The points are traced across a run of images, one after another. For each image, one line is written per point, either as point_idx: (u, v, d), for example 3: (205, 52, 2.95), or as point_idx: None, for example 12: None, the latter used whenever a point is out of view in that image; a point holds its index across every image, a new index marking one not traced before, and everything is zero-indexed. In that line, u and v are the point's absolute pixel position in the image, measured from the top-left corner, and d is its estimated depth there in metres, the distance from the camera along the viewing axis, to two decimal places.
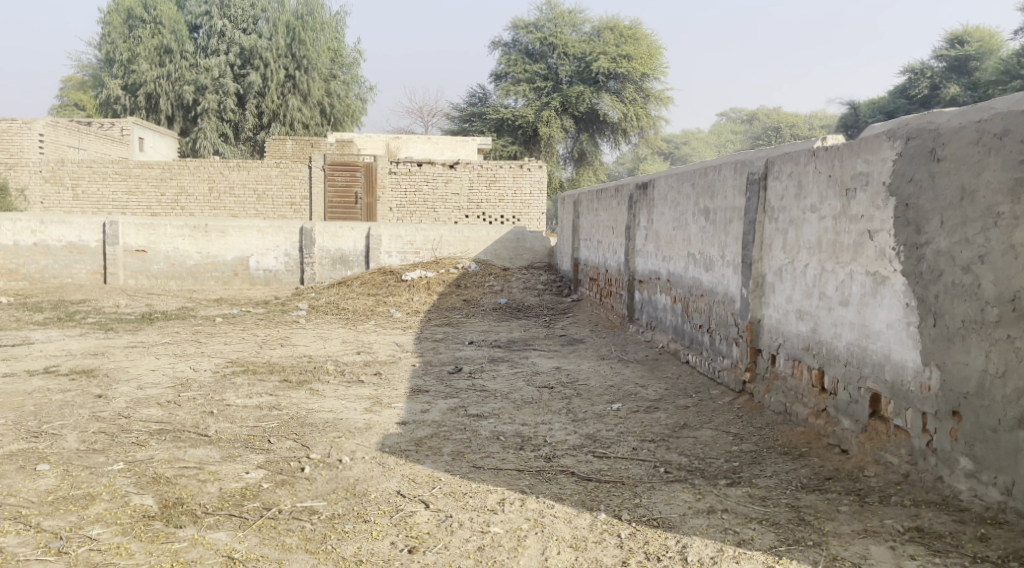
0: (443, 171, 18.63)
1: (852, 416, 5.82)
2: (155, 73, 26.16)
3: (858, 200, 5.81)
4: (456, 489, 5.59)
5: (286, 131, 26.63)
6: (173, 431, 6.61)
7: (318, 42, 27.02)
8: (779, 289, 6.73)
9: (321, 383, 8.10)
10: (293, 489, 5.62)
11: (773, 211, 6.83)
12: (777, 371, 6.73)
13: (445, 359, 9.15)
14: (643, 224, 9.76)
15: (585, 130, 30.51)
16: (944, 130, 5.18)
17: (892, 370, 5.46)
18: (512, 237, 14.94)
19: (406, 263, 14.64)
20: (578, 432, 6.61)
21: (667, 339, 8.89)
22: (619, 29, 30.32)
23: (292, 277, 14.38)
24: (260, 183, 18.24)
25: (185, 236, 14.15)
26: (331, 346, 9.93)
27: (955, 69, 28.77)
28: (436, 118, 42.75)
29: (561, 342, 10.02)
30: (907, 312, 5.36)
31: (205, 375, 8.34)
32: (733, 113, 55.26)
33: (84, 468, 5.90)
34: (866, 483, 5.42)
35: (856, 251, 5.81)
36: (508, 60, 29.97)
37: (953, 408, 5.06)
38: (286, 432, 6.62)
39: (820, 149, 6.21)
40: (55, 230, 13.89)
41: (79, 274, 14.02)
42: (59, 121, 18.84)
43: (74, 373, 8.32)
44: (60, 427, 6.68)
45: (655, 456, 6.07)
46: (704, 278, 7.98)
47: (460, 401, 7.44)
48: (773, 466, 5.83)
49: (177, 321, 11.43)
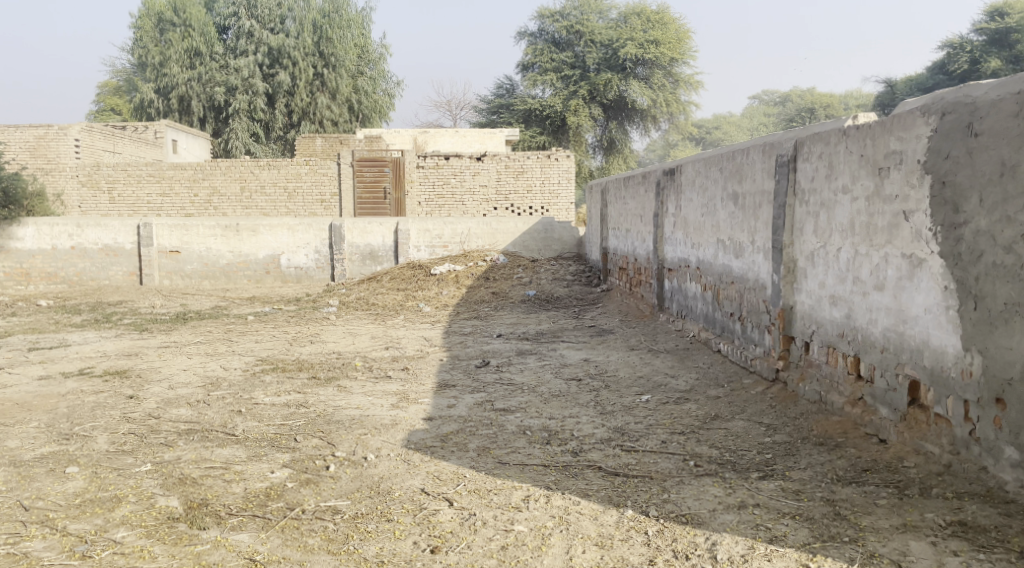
0: (471, 163, 18.51)
1: (890, 404, 5.62)
2: (186, 76, 26.25)
3: (891, 179, 5.59)
4: (481, 486, 5.47)
5: (315, 129, 26.65)
6: (201, 431, 6.54)
7: (345, 39, 26.98)
8: (811, 274, 6.53)
9: (349, 379, 8.02)
10: (318, 488, 5.53)
11: (804, 193, 6.63)
12: (812, 359, 6.53)
13: (473, 353, 9.02)
14: (671, 211, 9.57)
15: (614, 119, 30.28)
16: (982, 102, 4.95)
17: (931, 356, 5.26)
18: (540, 228, 14.79)
19: (435, 257, 14.52)
20: (606, 424, 6.46)
21: (698, 328, 8.70)
22: (646, 14, 30.04)
23: (323, 273, 14.31)
24: (290, 181, 18.21)
25: (217, 236, 14.15)
26: (360, 342, 9.85)
27: (996, 42, 28.11)
28: (465, 110, 42.23)
29: (590, 333, 9.87)
30: (946, 295, 5.15)
31: (235, 374, 8.27)
32: (765, 96, 54.86)
33: (112, 470, 5.84)
34: (905, 474, 5.22)
35: (891, 233, 5.61)
36: (535, 50, 29.82)
37: (996, 395, 4.85)
38: (313, 430, 6.53)
39: (851, 128, 6.01)
40: (91, 233, 13.95)
41: (116, 276, 14.07)
42: (94, 127, 18.84)
43: (107, 375, 8.30)
44: (91, 429, 6.65)
45: (684, 449, 5.91)
46: (734, 265, 7.80)
47: (487, 395, 7.32)
48: (808, 457, 5.64)
49: (209, 321, 11.35)
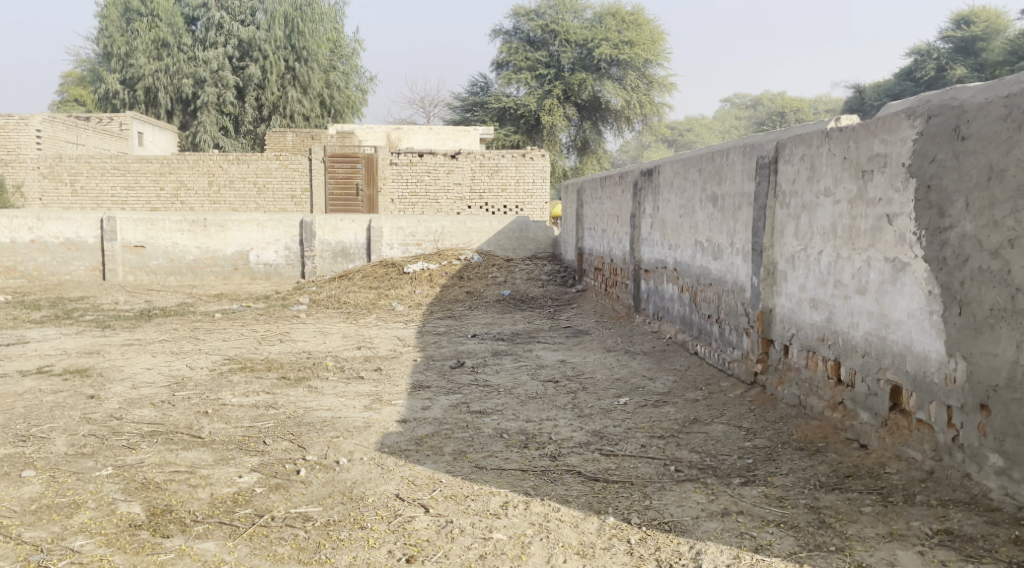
0: (445, 161, 18.37)
1: (871, 409, 5.57)
2: (153, 67, 25.88)
3: (875, 182, 5.54)
4: (457, 491, 5.35)
5: (286, 123, 26.42)
6: (165, 433, 6.38)
7: (318, 33, 26.68)
8: (791, 277, 6.47)
9: (319, 379, 7.88)
10: (288, 493, 5.38)
11: (784, 195, 6.57)
12: (791, 362, 6.47)
13: (447, 353, 8.90)
14: (648, 212, 9.49)
15: (588, 119, 30.23)
16: (969, 106, 4.90)
17: (914, 361, 5.21)
18: (515, 227, 14.70)
19: (408, 255, 14.38)
20: (584, 428, 6.37)
21: (675, 330, 8.63)
22: (620, 14, 30.04)
23: (293, 270, 14.11)
24: (260, 176, 17.93)
25: (184, 231, 13.88)
26: (331, 341, 9.69)
27: (962, 50, 28.56)
28: (438, 108, 42.10)
29: (566, 334, 9.77)
30: (930, 299, 5.10)
31: (202, 373, 8.09)
32: (736, 99, 55.30)
33: (71, 474, 5.66)
34: (889, 480, 5.16)
35: (874, 236, 5.55)
36: (510, 48, 29.67)
37: (981, 401, 4.80)
38: (283, 433, 6.37)
39: (834, 130, 5.95)
40: (52, 227, 13.67)
41: (78, 271, 13.82)
42: (56, 117, 18.56)
43: (67, 373, 8.08)
44: (49, 430, 6.44)
45: (664, 453, 5.82)
46: (712, 267, 7.73)
47: (462, 397, 7.20)
48: (789, 463, 5.57)
49: (176, 318, 11.15)
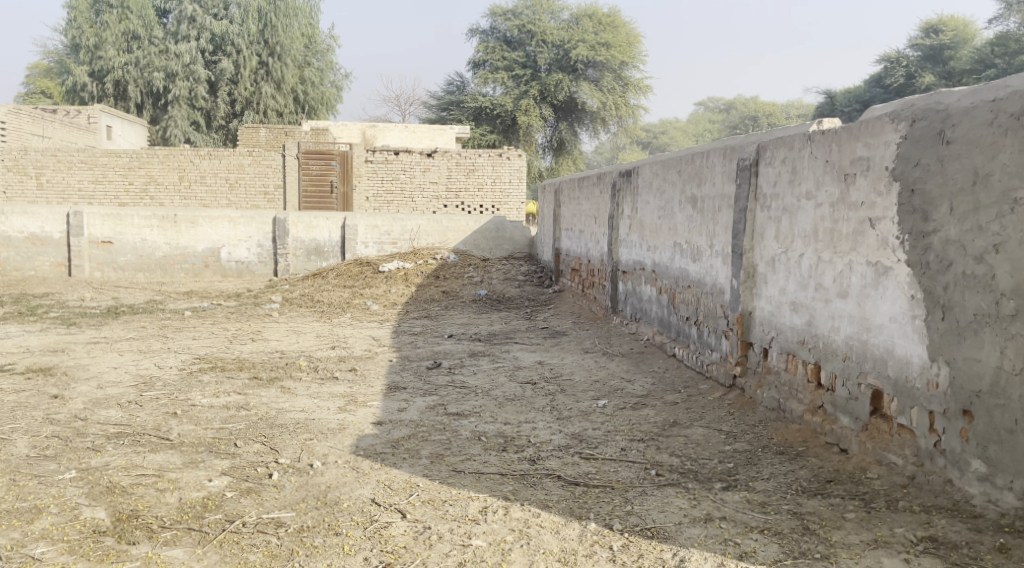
0: (421, 159, 18.30)
1: (852, 414, 5.53)
2: (122, 60, 25.51)
3: (857, 186, 5.51)
4: (435, 496, 5.26)
5: (259, 119, 26.27)
6: (132, 434, 6.24)
7: (291, 28, 26.46)
8: (771, 280, 6.43)
9: (292, 380, 7.75)
10: (260, 498, 5.27)
11: (765, 198, 6.53)
12: (770, 366, 6.43)
13: (423, 354, 8.80)
14: (627, 213, 9.43)
15: (564, 119, 30.19)
16: (954, 110, 4.89)
17: (896, 366, 5.18)
18: (492, 227, 14.62)
19: (383, 254, 14.25)
20: (563, 431, 6.29)
21: (653, 332, 8.57)
22: (597, 16, 30.03)
23: (265, 269, 13.96)
24: (232, 172, 17.69)
25: (153, 227, 13.67)
26: (304, 341, 9.56)
27: (931, 58, 28.81)
28: (414, 106, 42.00)
29: (543, 335, 9.71)
30: (912, 304, 5.07)
31: (171, 372, 7.95)
32: (710, 102, 55.65)
33: (32, 477, 5.51)
34: (870, 486, 5.12)
35: (856, 239, 5.51)
36: (486, 48, 29.57)
37: (963, 407, 4.78)
38: (255, 435, 6.26)
39: (816, 133, 5.92)
40: (16, 221, 13.48)
41: (43, 267, 13.61)
42: (22, 109, 18.31)
43: (30, 372, 7.91)
44: (11, 431, 6.29)
45: (644, 457, 5.76)
46: (691, 270, 7.69)
47: (439, 398, 7.11)
48: (770, 467, 5.53)
49: (144, 316, 10.99)
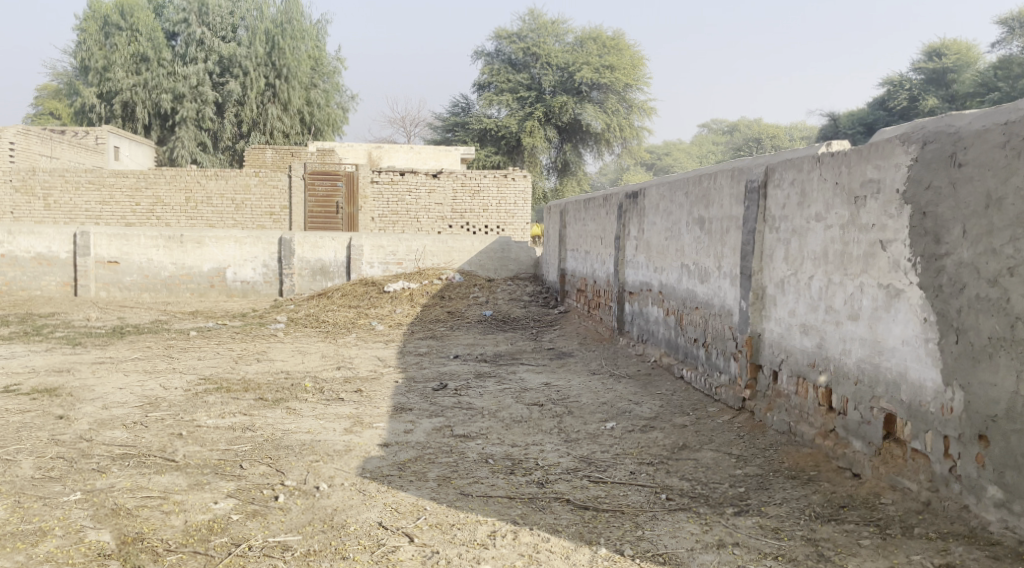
0: (427, 180, 18.33)
1: (864, 438, 5.47)
2: (131, 81, 25.60)
3: (868, 208, 5.47)
4: (443, 519, 5.20)
5: (265, 140, 26.25)
6: (137, 456, 6.18)
7: (298, 50, 26.66)
8: (781, 302, 6.38)
9: (298, 401, 7.70)
10: (266, 521, 5.21)
11: (773, 219, 6.49)
12: (780, 389, 6.38)
13: (429, 375, 8.73)
14: (633, 235, 9.40)
15: (568, 140, 30.24)
16: (965, 133, 4.86)
17: (909, 390, 5.12)
18: (497, 247, 14.55)
19: (388, 274, 14.21)
20: (571, 453, 6.23)
21: (660, 353, 8.52)
22: (601, 39, 30.13)
23: (271, 288, 13.91)
24: (238, 193, 17.65)
25: (160, 247, 13.67)
26: (310, 361, 9.51)
27: (933, 81, 28.85)
28: (418, 127, 42.18)
29: (549, 356, 9.65)
30: (925, 327, 5.02)
31: (176, 393, 7.89)
32: (713, 125, 55.88)
33: (37, 499, 5.46)
34: (885, 512, 5.05)
35: (866, 262, 5.47)
36: (491, 70, 29.66)
37: (978, 432, 4.73)
38: (261, 456, 6.20)
39: (826, 155, 5.88)
40: (24, 241, 13.50)
41: (49, 286, 13.60)
42: (31, 129, 18.13)
43: (36, 393, 7.85)
44: (16, 452, 6.24)
45: (654, 481, 5.70)
46: (699, 291, 7.64)
47: (446, 420, 7.05)
48: (782, 492, 5.46)
49: (150, 336, 10.96)
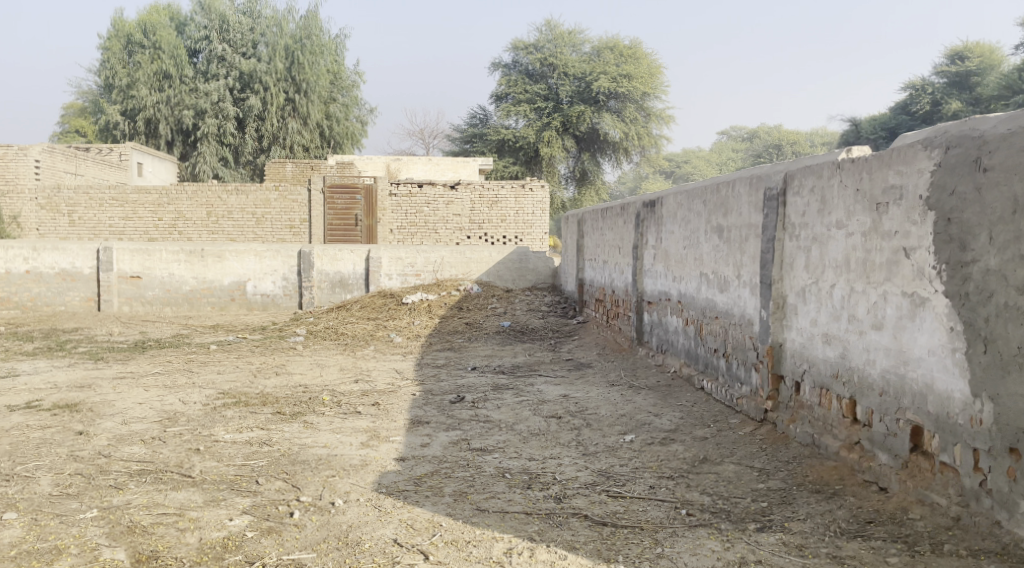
0: (445, 192, 18.27)
1: (890, 450, 5.33)
2: (154, 98, 25.81)
3: (890, 215, 5.34)
4: (458, 536, 5.11)
5: (286, 154, 26.20)
6: (154, 472, 6.13)
7: (317, 65, 26.70)
8: (802, 311, 6.25)
9: (316, 415, 7.63)
10: (281, 538, 5.14)
11: (793, 227, 6.37)
12: (803, 400, 6.25)
13: (447, 388, 8.64)
14: (651, 244, 9.30)
15: (586, 150, 30.16)
16: (990, 136, 4.73)
17: (936, 401, 4.99)
18: (515, 257, 14.45)
19: (407, 286, 14.14)
20: (589, 467, 6.13)
21: (680, 364, 8.40)
22: (618, 48, 30.06)
23: (290, 301, 13.88)
24: (258, 207, 17.70)
25: (181, 261, 13.69)
26: (328, 374, 9.45)
27: (957, 84, 28.52)
28: (438, 139, 42.32)
29: (568, 367, 9.55)
30: (951, 336, 4.89)
31: (194, 408, 7.83)
32: (732, 132, 55.67)
33: (54, 516, 5.41)
34: (913, 528, 4.92)
35: (890, 270, 5.34)
36: (509, 81, 29.66)
37: (1009, 444, 4.59)
38: (277, 472, 6.13)
39: (846, 161, 5.76)
40: (48, 257, 13.52)
41: (73, 302, 13.62)
42: (56, 148, 18.30)
43: (57, 408, 7.83)
44: (34, 469, 6.20)
45: (674, 496, 5.59)
46: (718, 300, 7.52)
47: (463, 433, 6.97)
48: (806, 506, 5.33)
49: (170, 350, 10.95)
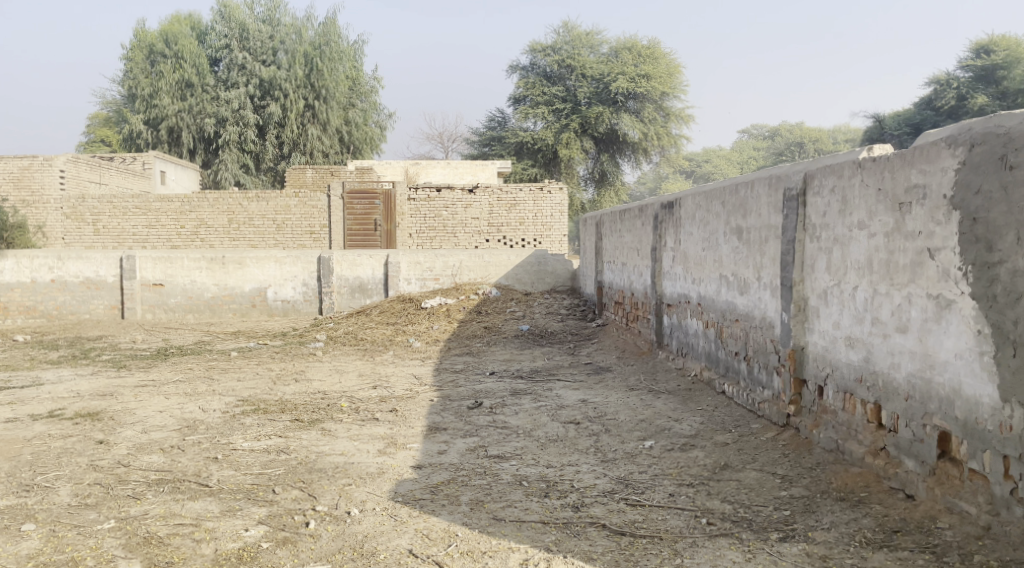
0: (463, 196, 18.24)
1: (917, 457, 5.19)
2: (176, 107, 25.93)
3: (914, 215, 5.21)
4: (474, 547, 5.02)
5: (306, 160, 26.24)
6: (172, 481, 6.08)
7: (336, 71, 26.75)
8: (824, 314, 6.12)
9: (334, 422, 7.56)
10: (296, 548, 5.06)
11: (814, 228, 6.24)
12: (826, 405, 6.11)
13: (465, 393, 8.55)
14: (670, 246, 9.18)
15: (605, 151, 30.02)
16: (1017, 133, 4.60)
17: (964, 406, 4.85)
18: (534, 260, 14.31)
19: (426, 290, 14.08)
20: (608, 474, 6.02)
21: (700, 367, 8.27)
22: (636, 48, 29.93)
23: (311, 307, 13.83)
24: (279, 213, 17.66)
25: (203, 269, 13.69)
26: (347, 380, 9.38)
27: (983, 78, 28.13)
28: (457, 143, 42.30)
29: (587, 371, 9.44)
30: (979, 340, 4.76)
31: (214, 416, 7.79)
32: (753, 130, 55.38)
33: (72, 527, 5.37)
34: (941, 537, 4.79)
35: (914, 271, 5.21)
36: (527, 84, 29.54)
37: None
38: (293, 480, 6.06)
39: (867, 160, 5.63)
40: (73, 266, 13.57)
41: (97, 310, 13.67)
42: (80, 157, 18.45)
43: (78, 417, 7.81)
44: (54, 479, 6.16)
45: (694, 504, 5.47)
46: (738, 302, 7.39)
47: (480, 440, 6.88)
48: (830, 515, 5.21)
49: (192, 357, 10.92)
